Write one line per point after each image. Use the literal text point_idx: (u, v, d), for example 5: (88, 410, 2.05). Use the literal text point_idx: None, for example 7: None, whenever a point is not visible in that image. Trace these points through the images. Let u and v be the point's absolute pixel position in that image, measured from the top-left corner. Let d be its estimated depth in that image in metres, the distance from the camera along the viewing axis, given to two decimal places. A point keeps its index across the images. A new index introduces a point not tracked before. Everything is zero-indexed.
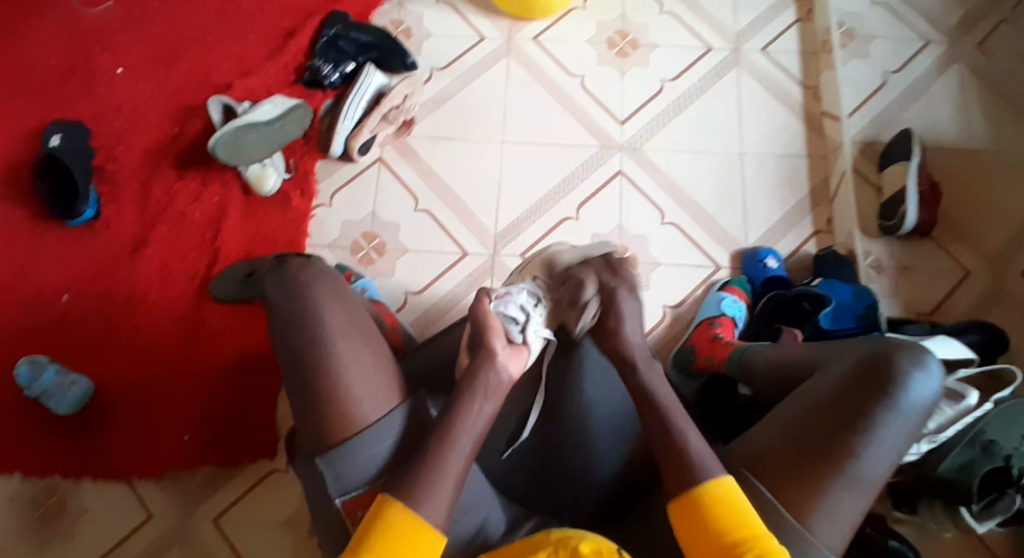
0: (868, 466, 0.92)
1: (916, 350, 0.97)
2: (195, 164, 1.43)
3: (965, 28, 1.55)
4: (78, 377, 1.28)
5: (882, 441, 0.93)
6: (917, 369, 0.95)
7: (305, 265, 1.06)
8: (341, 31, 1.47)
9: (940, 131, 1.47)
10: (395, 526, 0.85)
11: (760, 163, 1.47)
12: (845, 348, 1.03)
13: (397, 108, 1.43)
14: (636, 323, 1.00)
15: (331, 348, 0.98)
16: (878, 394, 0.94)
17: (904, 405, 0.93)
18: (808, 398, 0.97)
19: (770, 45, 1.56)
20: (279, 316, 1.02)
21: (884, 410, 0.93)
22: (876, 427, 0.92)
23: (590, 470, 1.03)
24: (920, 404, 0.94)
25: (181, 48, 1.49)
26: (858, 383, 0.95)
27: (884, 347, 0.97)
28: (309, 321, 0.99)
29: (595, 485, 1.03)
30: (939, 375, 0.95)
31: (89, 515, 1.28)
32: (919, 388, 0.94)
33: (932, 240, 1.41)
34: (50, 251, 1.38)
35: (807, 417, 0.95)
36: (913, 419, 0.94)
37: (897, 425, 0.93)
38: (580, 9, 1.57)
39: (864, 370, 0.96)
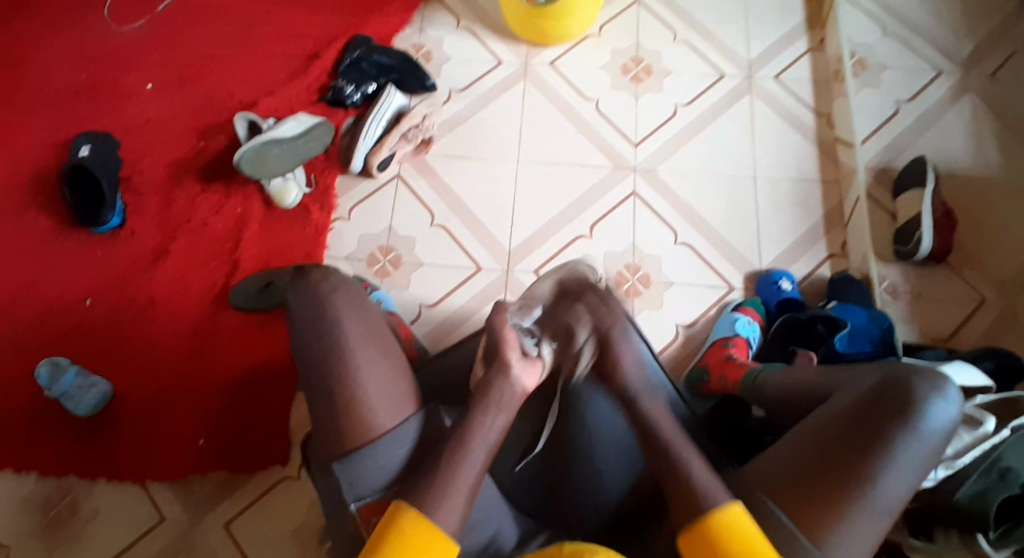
0: (886, 490, 0.90)
1: (934, 375, 0.96)
2: (218, 178, 1.49)
3: (980, 55, 1.54)
4: (97, 381, 1.34)
5: (900, 466, 0.91)
6: (935, 394, 0.94)
7: (324, 275, 1.07)
8: (363, 54, 1.53)
9: (954, 158, 1.46)
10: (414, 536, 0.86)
11: (773, 187, 1.48)
12: (862, 369, 1.02)
13: (417, 127, 1.46)
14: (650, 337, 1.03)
15: (349, 358, 1.00)
16: (897, 417, 0.92)
17: (923, 429, 0.92)
18: (823, 420, 0.96)
19: (783, 73, 1.56)
20: (299, 325, 1.04)
21: (903, 433, 0.91)
22: (894, 450, 0.91)
23: (592, 485, 1.04)
24: (940, 431, 0.92)
25: (210, 69, 1.56)
26: (875, 406, 0.94)
27: (902, 371, 0.96)
28: (328, 332, 1.01)
29: (598, 503, 1.03)
30: (958, 402, 0.94)
31: (99, 517, 1.31)
32: (939, 414, 0.93)
33: (946, 266, 1.40)
34: (76, 258, 1.45)
35: (824, 439, 0.94)
36: (932, 444, 0.92)
37: (916, 450, 0.91)
38: (594, 37, 1.59)
39: (881, 392, 0.95)
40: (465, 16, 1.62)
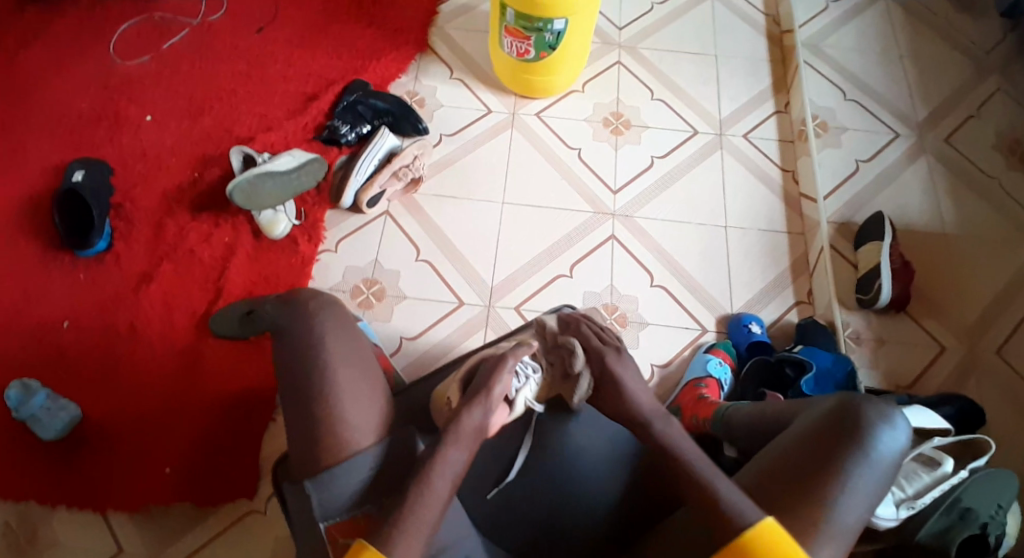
0: (844, 514, 0.96)
1: (884, 406, 1.02)
2: (209, 209, 1.53)
3: (933, 123, 1.66)
4: (68, 404, 1.34)
5: (856, 492, 0.97)
6: (885, 424, 1.00)
7: (313, 295, 1.10)
8: (360, 97, 1.60)
9: (910, 215, 1.56)
10: None
11: (744, 236, 1.56)
12: (818, 402, 1.08)
13: (407, 167, 1.53)
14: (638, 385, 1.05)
15: (331, 377, 1.01)
16: (850, 445, 0.99)
17: (875, 457, 0.98)
18: (784, 448, 1.02)
19: (752, 132, 1.67)
20: (284, 341, 1.05)
21: (856, 460, 0.98)
22: (849, 476, 0.97)
23: (569, 505, 1.08)
24: (889, 457, 0.99)
25: (208, 105, 1.62)
26: (830, 435, 1.00)
27: (854, 403, 1.03)
28: (313, 349, 1.03)
29: (576, 521, 1.07)
30: (905, 431, 1.01)
31: (59, 546, 1.30)
32: (888, 442, 0.99)
33: (907, 315, 1.47)
34: (61, 281, 1.46)
35: (784, 467, 1.00)
36: (884, 471, 0.98)
37: (869, 476, 0.97)
38: (578, 92, 1.69)
39: (836, 423, 1.01)
40: (457, 67, 1.71)
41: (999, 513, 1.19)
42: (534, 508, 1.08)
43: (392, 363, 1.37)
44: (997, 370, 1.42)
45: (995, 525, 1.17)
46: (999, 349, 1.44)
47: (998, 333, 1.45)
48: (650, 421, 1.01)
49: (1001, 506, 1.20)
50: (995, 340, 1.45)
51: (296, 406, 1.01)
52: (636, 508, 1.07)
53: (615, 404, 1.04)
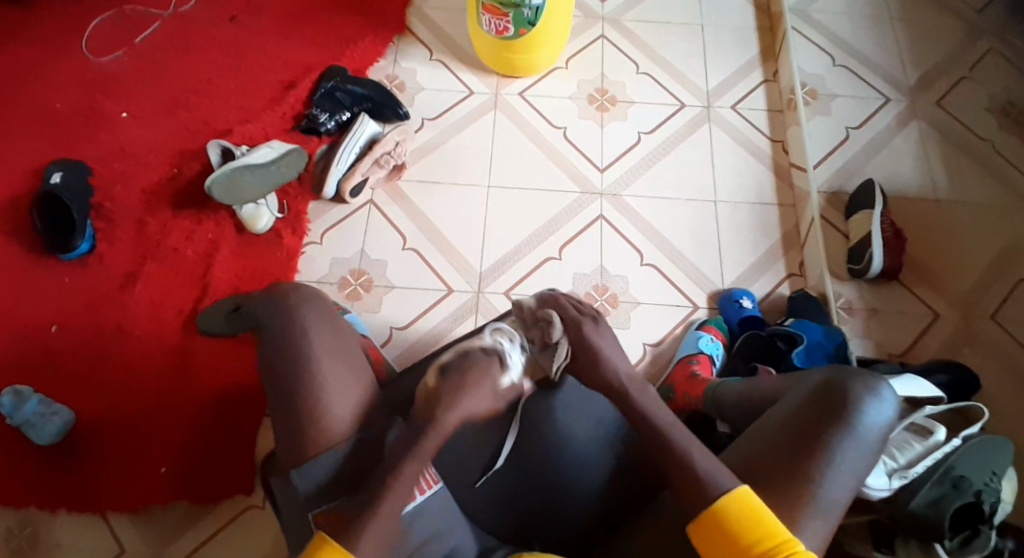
0: (830, 489, 0.94)
1: (870, 378, 1.00)
2: (190, 205, 1.50)
3: (924, 86, 1.63)
4: (60, 408, 1.33)
5: (842, 467, 0.95)
6: (871, 396, 0.98)
7: (296, 288, 1.09)
8: (339, 84, 1.56)
9: (903, 181, 1.53)
10: None
11: (734, 210, 1.53)
12: (805, 378, 1.06)
13: (389, 154, 1.50)
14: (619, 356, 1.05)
15: (315, 370, 1.00)
16: (835, 419, 0.97)
17: (861, 430, 0.96)
18: (769, 425, 1.01)
19: (740, 103, 1.63)
20: (268, 338, 1.04)
21: (842, 434, 0.96)
22: (835, 451, 0.95)
23: (558, 496, 1.06)
24: (876, 430, 0.97)
25: (184, 98, 1.59)
26: (815, 410, 0.99)
27: (840, 378, 1.01)
28: (296, 342, 1.02)
29: (566, 512, 1.06)
30: (892, 402, 0.99)
31: (63, 548, 1.30)
32: (874, 415, 0.97)
33: (899, 284, 1.46)
34: (44, 285, 1.44)
35: (767, 445, 0.99)
36: (871, 445, 0.96)
37: (855, 450, 0.95)
38: (561, 69, 1.65)
39: (822, 398, 0.99)
40: (437, 48, 1.67)
41: (993, 480, 1.15)
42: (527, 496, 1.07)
43: (382, 353, 1.37)
44: (991, 337, 1.41)
45: (990, 493, 1.13)
46: (993, 315, 1.43)
47: (992, 299, 1.44)
48: (625, 390, 1.01)
49: (996, 473, 1.16)
50: (989, 307, 1.43)
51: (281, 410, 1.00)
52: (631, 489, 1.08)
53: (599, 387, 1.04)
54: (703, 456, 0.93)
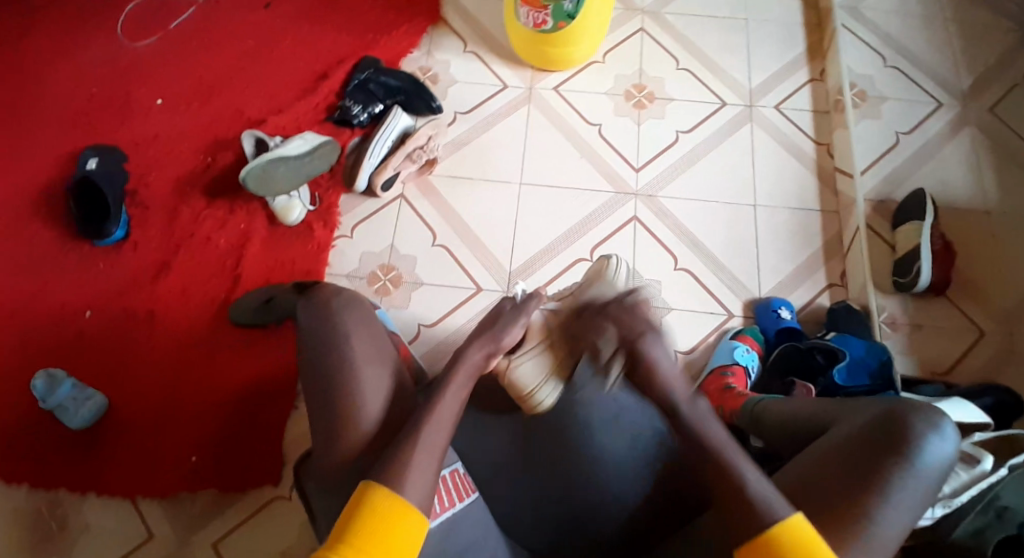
0: (885, 528, 0.91)
1: (931, 412, 0.97)
2: (223, 195, 1.50)
3: (978, 90, 1.55)
4: (93, 393, 1.33)
5: (898, 504, 0.92)
6: (932, 433, 0.95)
7: (335, 292, 1.09)
8: (371, 75, 1.55)
9: (952, 190, 1.47)
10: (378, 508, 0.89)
11: (773, 215, 1.49)
12: (859, 405, 1.02)
13: (422, 149, 1.48)
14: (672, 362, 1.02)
15: (355, 374, 1.01)
16: (894, 455, 0.94)
17: (920, 467, 0.93)
18: (822, 454, 0.98)
19: (784, 102, 1.58)
20: (309, 341, 1.04)
21: (898, 471, 0.93)
22: (891, 487, 0.92)
23: (583, 512, 1.06)
24: (935, 468, 0.94)
25: (218, 86, 1.59)
26: (872, 443, 0.96)
27: (899, 410, 0.98)
28: (337, 348, 1.02)
29: (588, 526, 1.05)
30: (953, 439, 0.95)
31: (90, 532, 1.30)
32: (935, 451, 0.94)
33: (945, 298, 1.40)
34: (78, 270, 1.45)
35: (820, 475, 0.96)
36: (929, 483, 0.94)
37: (912, 488, 0.93)
38: (598, 63, 1.61)
39: (880, 431, 0.96)
40: (472, 39, 1.64)
41: None
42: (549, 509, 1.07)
43: (411, 350, 1.35)
44: None
45: None
46: None
47: None
48: (677, 407, 1.00)
49: None
50: None
51: (317, 418, 1.01)
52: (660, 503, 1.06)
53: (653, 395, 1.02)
54: (756, 475, 0.91)
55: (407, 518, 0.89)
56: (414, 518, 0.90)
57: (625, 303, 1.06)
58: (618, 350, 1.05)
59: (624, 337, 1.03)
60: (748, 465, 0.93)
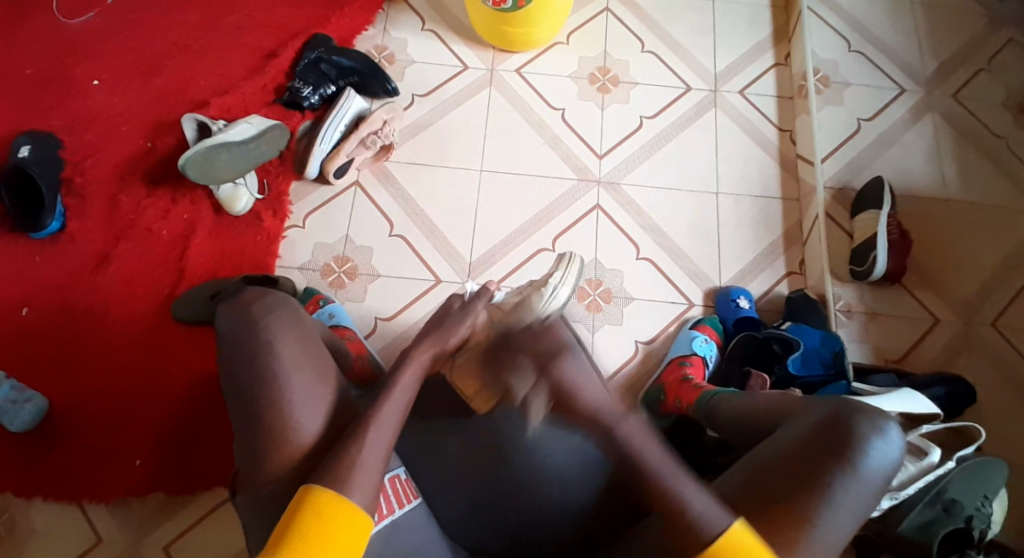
0: (826, 529, 0.90)
1: (877, 415, 0.97)
2: (166, 182, 1.43)
3: (940, 79, 1.55)
4: (33, 395, 1.27)
5: (840, 506, 0.91)
6: (876, 434, 0.94)
7: (261, 295, 1.03)
8: (323, 55, 1.47)
9: (912, 178, 1.48)
10: (325, 515, 0.87)
11: (735, 203, 1.47)
12: (804, 404, 1.02)
13: (376, 133, 1.43)
14: (588, 378, 0.92)
15: (287, 383, 0.96)
16: (837, 457, 0.93)
17: (863, 471, 0.93)
18: (767, 452, 0.97)
19: (748, 88, 1.55)
20: (231, 350, 0.99)
21: (843, 473, 0.92)
22: (835, 488, 0.91)
23: (550, 507, 1.05)
24: (880, 469, 0.94)
25: (158, 65, 1.49)
26: (817, 445, 0.95)
27: (845, 412, 0.97)
28: (262, 357, 0.97)
29: (557, 520, 1.04)
30: (898, 443, 0.95)
31: (37, 536, 1.26)
32: (879, 455, 0.94)
33: (901, 287, 1.41)
34: (13, 263, 1.37)
35: (765, 471, 0.95)
36: (874, 484, 0.93)
37: (855, 489, 0.92)
38: (563, 44, 1.57)
39: (824, 431, 0.96)
40: (430, 17, 1.58)
41: (985, 505, 1.14)
42: (503, 507, 1.05)
43: (366, 346, 1.31)
44: (991, 345, 1.37)
45: (981, 518, 1.12)
46: (994, 322, 1.39)
47: (993, 305, 1.40)
48: (611, 425, 0.91)
49: (987, 497, 1.15)
50: (988, 313, 1.39)
51: (259, 431, 0.95)
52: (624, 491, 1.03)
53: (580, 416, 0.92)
54: (695, 493, 0.88)
55: (351, 533, 0.87)
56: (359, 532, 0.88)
57: (537, 332, 0.96)
58: (537, 385, 0.93)
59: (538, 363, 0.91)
60: (686, 479, 0.89)
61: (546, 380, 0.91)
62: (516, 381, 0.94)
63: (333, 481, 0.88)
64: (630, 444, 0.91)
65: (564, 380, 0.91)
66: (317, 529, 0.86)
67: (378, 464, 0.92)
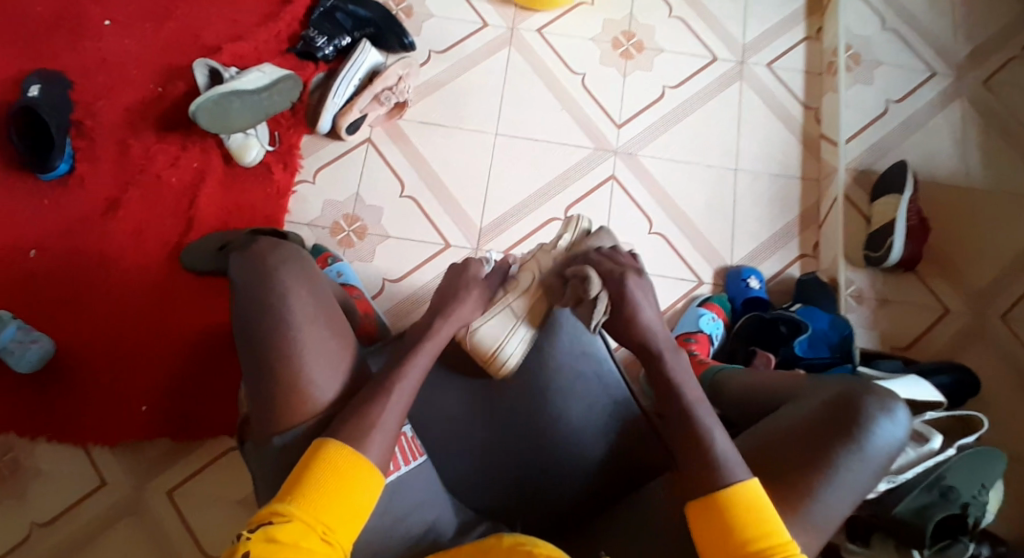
0: (824, 504, 0.91)
1: (885, 396, 0.96)
2: (176, 129, 1.40)
3: (974, 62, 1.50)
4: (40, 336, 1.27)
5: (840, 483, 0.92)
6: (883, 414, 0.94)
7: (274, 246, 1.02)
8: (338, 3, 1.43)
9: (936, 164, 1.44)
10: (339, 469, 0.88)
11: (753, 180, 1.44)
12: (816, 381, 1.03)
13: (390, 89, 1.39)
14: (651, 307, 1.01)
15: (297, 338, 0.96)
16: (842, 436, 0.93)
17: (868, 451, 0.93)
18: (773, 428, 0.98)
19: (776, 61, 1.51)
20: (243, 302, 0.99)
21: (847, 449, 0.93)
22: (837, 465, 0.92)
23: (554, 475, 1.06)
24: (884, 449, 0.94)
25: (169, 7, 1.45)
26: (823, 422, 0.95)
27: (853, 390, 0.97)
28: (274, 310, 0.97)
29: (560, 488, 1.06)
30: (904, 425, 0.95)
31: (43, 476, 1.28)
32: (884, 434, 0.94)
33: (914, 274, 1.40)
34: (21, 204, 1.36)
35: (767, 448, 0.96)
36: (876, 463, 0.93)
37: (857, 467, 0.92)
38: (587, 5, 1.52)
39: (833, 408, 0.96)
40: None
41: (982, 494, 1.15)
42: (506, 469, 1.07)
43: (374, 306, 1.30)
44: (999, 338, 1.36)
45: (977, 506, 1.13)
46: (1004, 315, 1.37)
47: (1005, 298, 1.38)
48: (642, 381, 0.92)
49: (984, 486, 1.16)
50: (1000, 306, 1.38)
51: (266, 396, 0.96)
52: (629, 454, 1.08)
53: (630, 333, 1.01)
54: (723, 440, 0.91)
55: (358, 492, 0.88)
56: (368, 492, 0.89)
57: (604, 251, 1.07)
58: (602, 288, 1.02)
59: (613, 272, 1.02)
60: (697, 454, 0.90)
61: (615, 283, 1.01)
62: (588, 271, 1.03)
63: (343, 448, 0.89)
64: (671, 375, 0.97)
65: (632, 292, 1.01)
66: (329, 484, 0.87)
67: (387, 431, 0.92)
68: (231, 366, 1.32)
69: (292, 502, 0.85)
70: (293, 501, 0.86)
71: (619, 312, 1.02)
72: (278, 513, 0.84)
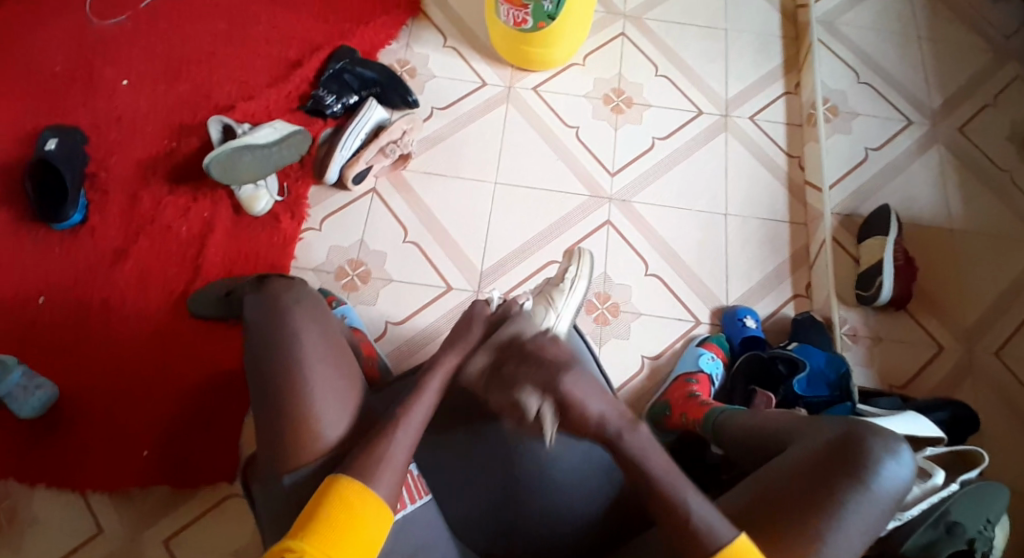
0: (835, 547, 0.89)
1: (890, 439, 0.95)
2: (188, 181, 1.46)
3: (947, 112, 1.60)
4: (44, 382, 1.28)
5: (851, 525, 0.90)
6: (889, 457, 0.93)
7: (288, 287, 1.05)
8: (347, 65, 1.52)
9: (918, 208, 1.50)
10: (350, 503, 0.88)
11: (743, 225, 1.50)
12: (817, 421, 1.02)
13: (395, 143, 1.46)
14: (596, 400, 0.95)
15: (306, 364, 0.98)
16: (848, 475, 0.92)
17: (875, 491, 0.91)
18: (778, 469, 0.96)
19: (758, 114, 1.60)
20: (254, 336, 1.01)
21: (855, 492, 0.91)
22: (846, 509, 0.90)
23: (566, 512, 1.02)
24: (890, 491, 0.92)
25: (185, 69, 1.55)
26: (828, 466, 0.93)
27: (857, 432, 0.96)
28: (282, 340, 0.99)
29: (570, 526, 1.02)
30: (910, 465, 0.94)
31: (37, 525, 1.26)
32: (891, 476, 0.93)
33: (906, 313, 1.43)
34: (33, 253, 1.40)
35: (774, 490, 0.94)
36: (883, 505, 0.92)
37: (865, 510, 0.91)
38: (578, 65, 1.62)
39: (838, 451, 0.94)
40: (452, 35, 1.63)
41: (988, 528, 1.13)
42: (516, 510, 1.02)
43: (376, 348, 1.32)
44: (994, 374, 1.38)
45: (983, 541, 1.10)
46: (997, 351, 1.40)
47: (996, 335, 1.41)
48: (619, 435, 0.94)
49: (990, 521, 1.14)
50: (992, 343, 1.40)
51: (275, 415, 0.97)
52: (632, 498, 1.04)
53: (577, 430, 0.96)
54: (702, 503, 0.89)
55: (365, 529, 0.87)
56: (375, 530, 0.88)
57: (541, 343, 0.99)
58: (542, 403, 0.95)
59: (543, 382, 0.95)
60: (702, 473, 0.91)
61: (552, 396, 0.95)
62: None
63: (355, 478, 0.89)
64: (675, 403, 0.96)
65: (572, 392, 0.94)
66: (338, 520, 0.87)
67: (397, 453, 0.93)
68: (235, 409, 1.33)
69: (302, 537, 0.85)
70: (304, 537, 0.85)
71: (561, 413, 0.96)
72: (289, 549, 0.84)
